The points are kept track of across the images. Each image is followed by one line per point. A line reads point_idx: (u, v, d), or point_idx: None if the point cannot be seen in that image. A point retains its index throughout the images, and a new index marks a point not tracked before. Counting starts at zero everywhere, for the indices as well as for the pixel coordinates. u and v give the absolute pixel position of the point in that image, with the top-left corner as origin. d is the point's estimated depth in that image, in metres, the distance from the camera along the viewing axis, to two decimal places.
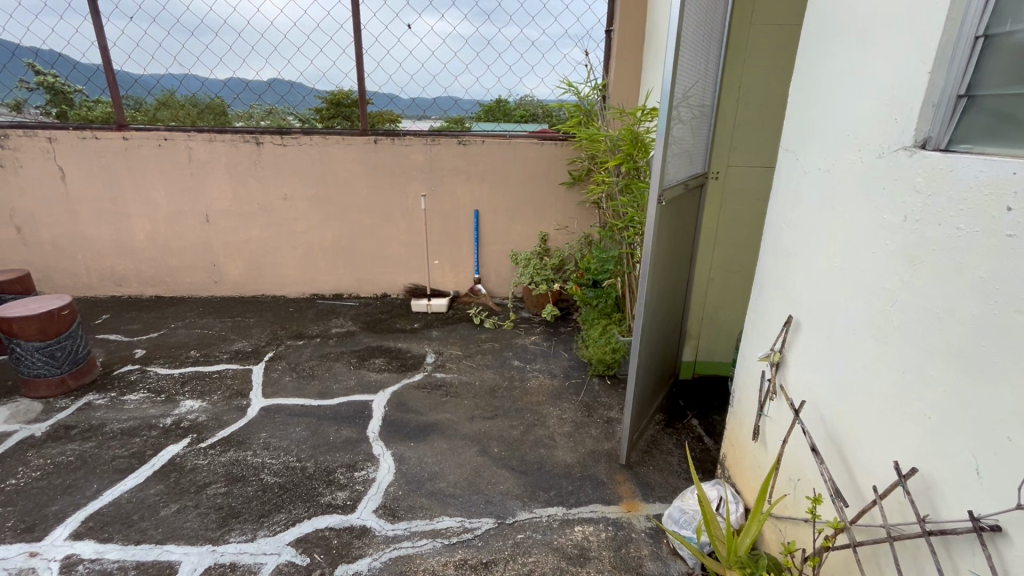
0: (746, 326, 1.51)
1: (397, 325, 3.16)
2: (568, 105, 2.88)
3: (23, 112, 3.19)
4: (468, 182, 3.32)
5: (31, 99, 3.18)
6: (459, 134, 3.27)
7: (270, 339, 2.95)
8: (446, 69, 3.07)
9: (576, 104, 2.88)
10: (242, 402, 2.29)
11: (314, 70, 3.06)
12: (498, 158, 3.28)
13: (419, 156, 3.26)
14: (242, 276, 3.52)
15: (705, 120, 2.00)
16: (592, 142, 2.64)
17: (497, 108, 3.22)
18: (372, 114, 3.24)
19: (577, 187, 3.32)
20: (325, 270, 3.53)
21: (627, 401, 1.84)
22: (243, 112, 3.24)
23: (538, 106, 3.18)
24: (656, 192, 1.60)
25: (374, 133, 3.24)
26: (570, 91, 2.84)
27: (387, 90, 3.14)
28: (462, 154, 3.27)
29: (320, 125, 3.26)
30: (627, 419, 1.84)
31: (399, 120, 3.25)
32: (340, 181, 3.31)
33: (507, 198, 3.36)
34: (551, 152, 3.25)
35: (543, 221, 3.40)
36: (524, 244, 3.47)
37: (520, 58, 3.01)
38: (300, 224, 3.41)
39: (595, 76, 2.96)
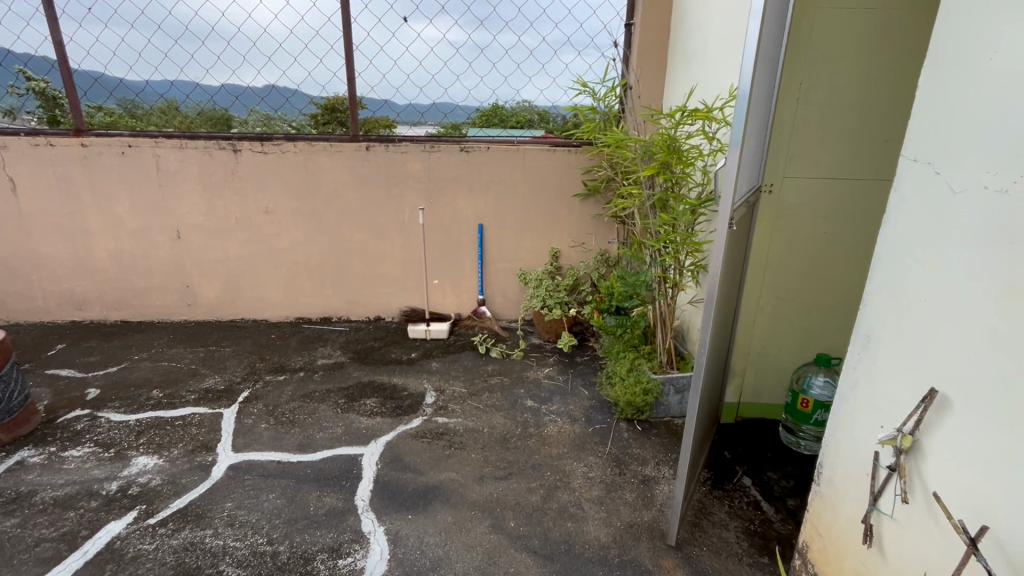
0: (841, 384, 1.18)
1: (391, 356, 2.80)
2: (582, 106, 2.55)
3: (17, 119, 2.82)
4: (471, 194, 2.98)
5: (23, 105, 2.81)
6: (463, 140, 2.91)
7: (247, 374, 2.58)
8: (446, 67, 2.73)
9: (590, 103, 2.53)
10: (207, 458, 1.93)
11: (297, 67, 2.72)
12: (505, 167, 2.94)
13: (416, 165, 2.92)
14: (219, 299, 3.15)
15: (763, 122, 1.65)
16: (616, 150, 2.30)
17: (497, 112, 2.89)
18: (362, 120, 2.88)
19: (593, 199, 2.99)
20: (312, 291, 3.17)
21: (681, 469, 1.48)
22: (218, 115, 2.87)
23: (539, 109, 2.86)
24: (728, 214, 1.24)
25: (366, 139, 2.88)
26: (587, 90, 2.49)
27: (379, 92, 2.80)
28: (464, 163, 2.92)
29: (314, 132, 2.92)
30: (679, 491, 1.48)
31: (395, 126, 2.89)
32: (329, 193, 2.96)
33: (515, 211, 3.02)
34: (564, 159, 2.92)
35: (554, 236, 3.06)
36: (534, 262, 3.12)
37: (529, 56, 2.71)
38: (282, 241, 3.05)
39: (613, 74, 2.58)
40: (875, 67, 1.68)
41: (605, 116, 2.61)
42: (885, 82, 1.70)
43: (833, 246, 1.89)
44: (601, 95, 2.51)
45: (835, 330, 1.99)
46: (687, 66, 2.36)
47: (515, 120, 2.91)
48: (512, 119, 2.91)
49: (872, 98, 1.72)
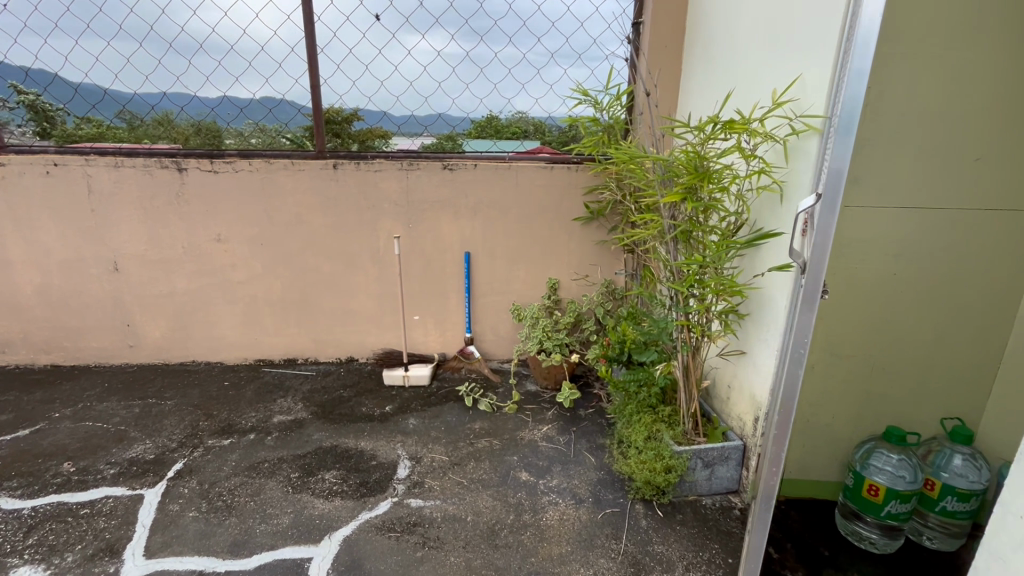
0: (993, 533, 0.79)
1: (361, 410, 2.38)
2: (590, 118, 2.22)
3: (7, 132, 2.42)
4: (456, 218, 2.60)
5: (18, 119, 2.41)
6: (448, 155, 2.53)
7: (185, 438, 2.14)
8: (427, 72, 2.37)
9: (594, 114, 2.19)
10: (108, 569, 1.49)
11: (252, 73, 2.33)
12: (495, 187, 2.55)
13: (392, 185, 2.53)
14: (165, 339, 2.73)
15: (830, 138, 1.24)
16: (629, 170, 1.92)
17: (491, 123, 2.52)
18: (353, 132, 2.51)
19: (596, 224, 2.61)
20: (274, 330, 2.75)
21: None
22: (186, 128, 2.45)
23: (533, 120, 2.48)
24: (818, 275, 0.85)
25: (334, 156, 2.49)
26: (590, 99, 2.17)
27: (350, 101, 2.42)
28: (448, 183, 2.54)
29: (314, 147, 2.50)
30: None
31: (392, 137, 2.50)
32: (291, 218, 2.56)
33: (507, 238, 2.63)
34: (562, 179, 2.54)
35: (552, 266, 2.67)
36: (529, 294, 2.73)
37: (522, 59, 2.36)
38: (238, 272, 2.64)
39: (617, 81, 2.24)
40: (962, 70, 1.31)
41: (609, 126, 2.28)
42: (975, 90, 1.32)
43: (905, 293, 1.50)
44: (607, 106, 2.19)
45: (903, 395, 1.59)
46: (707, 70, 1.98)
47: (512, 131, 2.54)
48: (509, 130, 2.53)
49: (959, 109, 1.34)
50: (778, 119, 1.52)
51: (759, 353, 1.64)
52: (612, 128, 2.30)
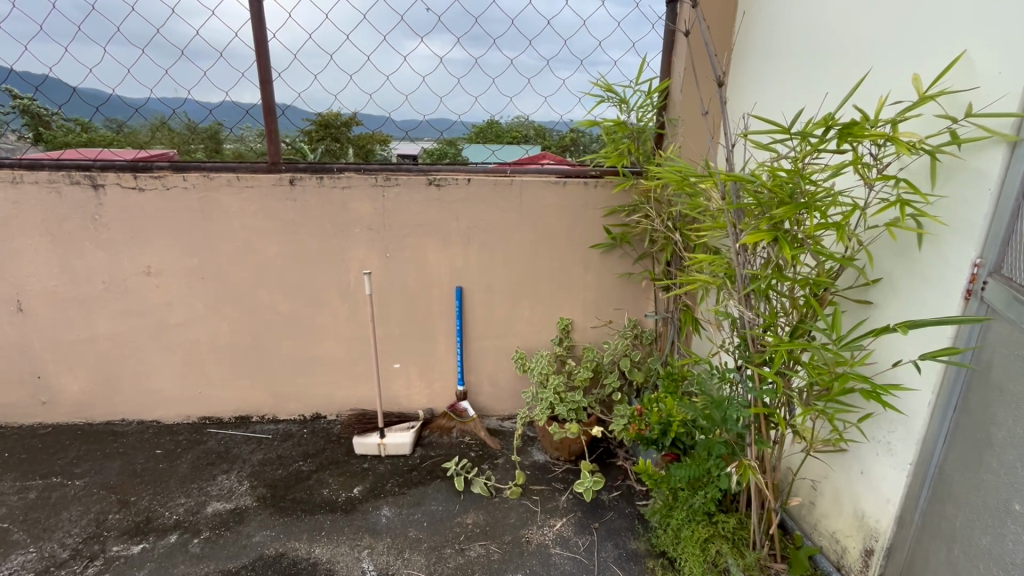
0: None
1: (322, 494, 1.86)
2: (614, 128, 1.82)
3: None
4: (445, 246, 2.09)
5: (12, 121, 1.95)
6: (455, 168, 2.02)
7: (82, 543, 1.62)
8: (407, 63, 1.89)
9: (615, 117, 1.80)
10: None
11: (185, 61, 1.86)
12: (493, 207, 2.04)
13: (364, 206, 2.02)
14: (86, 394, 2.21)
15: None
16: (676, 190, 1.43)
17: (493, 129, 2.04)
18: (352, 137, 2.05)
19: (618, 252, 2.10)
20: (221, 382, 2.23)
21: None
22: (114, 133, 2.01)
23: (537, 125, 2.04)
24: None
25: (291, 169, 1.98)
26: (615, 96, 1.78)
27: (315, 101, 1.93)
28: (434, 203, 2.03)
29: (309, 154, 2.06)
30: None
31: (392, 143, 2.04)
32: (238, 246, 2.05)
33: (508, 270, 2.13)
34: (576, 197, 2.03)
35: (563, 302, 2.17)
36: (534, 338, 2.23)
37: (528, 48, 1.89)
38: (174, 313, 2.12)
39: (647, 75, 1.83)
40: None
41: (635, 131, 1.84)
42: None
43: None
44: (636, 105, 1.80)
45: None
46: (766, 59, 1.49)
47: (513, 136, 2.08)
48: (510, 135, 2.07)
49: None
50: (914, 123, 1.04)
51: (875, 461, 1.14)
52: (638, 133, 1.86)
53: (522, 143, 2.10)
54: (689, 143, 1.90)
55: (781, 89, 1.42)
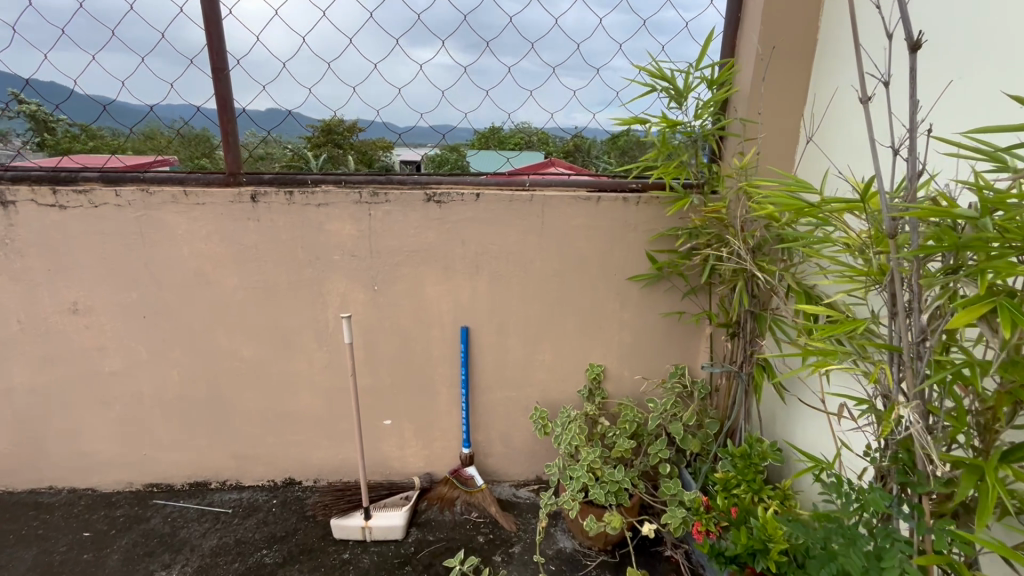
0: None
1: None
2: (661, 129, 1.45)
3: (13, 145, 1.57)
4: (447, 277, 1.67)
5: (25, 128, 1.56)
6: (457, 182, 1.61)
7: None
8: (399, 46, 1.49)
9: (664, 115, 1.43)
10: None
11: (116, 45, 1.49)
12: (507, 229, 1.62)
13: (345, 227, 1.60)
14: (4, 458, 1.79)
15: None
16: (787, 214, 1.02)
17: (495, 134, 1.60)
18: (355, 143, 1.60)
19: (663, 285, 1.69)
20: (170, 443, 1.81)
21: None
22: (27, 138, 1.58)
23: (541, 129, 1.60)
24: None
25: (253, 182, 1.57)
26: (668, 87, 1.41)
27: (286, 100, 1.52)
28: (434, 225, 1.61)
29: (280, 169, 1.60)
30: None
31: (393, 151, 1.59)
32: (187, 278, 1.63)
33: (525, 308, 1.71)
34: (612, 218, 1.62)
35: (593, 346, 1.76)
36: (557, 389, 1.81)
37: (553, 28, 1.50)
38: (110, 360, 1.71)
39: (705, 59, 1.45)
40: None
41: (688, 135, 1.46)
42: None
43: None
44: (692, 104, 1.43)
45: None
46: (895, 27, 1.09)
47: (515, 143, 1.61)
48: (512, 142, 1.61)
49: None
50: None
51: None
52: (694, 137, 1.46)
53: (528, 149, 1.63)
54: (768, 148, 1.48)
55: (969, 63, 0.95)
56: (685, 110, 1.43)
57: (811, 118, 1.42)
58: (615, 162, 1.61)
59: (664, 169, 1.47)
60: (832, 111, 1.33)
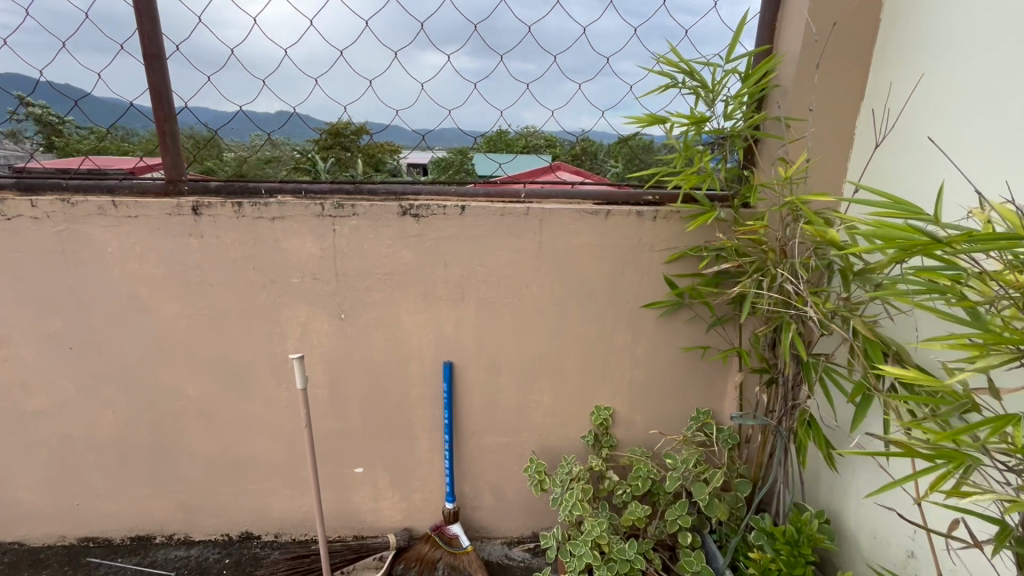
0: None
1: None
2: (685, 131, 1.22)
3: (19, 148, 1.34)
4: (427, 304, 1.41)
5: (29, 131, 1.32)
6: (441, 193, 1.36)
7: None
8: (370, 29, 1.23)
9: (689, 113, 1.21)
10: None
11: (30, 25, 1.24)
12: (498, 248, 1.36)
13: (306, 245, 1.35)
14: None
15: None
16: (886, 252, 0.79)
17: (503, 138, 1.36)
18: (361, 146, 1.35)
19: (684, 315, 1.43)
20: (107, 492, 1.56)
21: None
22: None
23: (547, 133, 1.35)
24: None
25: (198, 192, 1.32)
26: (693, 80, 1.19)
27: (238, 95, 1.28)
28: (411, 243, 1.35)
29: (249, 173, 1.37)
30: None
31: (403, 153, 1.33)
32: (120, 304, 1.38)
33: (520, 341, 1.45)
34: (623, 236, 1.36)
35: (600, 385, 1.49)
36: (557, 435, 1.54)
37: (557, 9, 1.24)
38: (34, 398, 1.46)
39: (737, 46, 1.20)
40: None
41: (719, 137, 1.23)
42: None
43: None
44: (726, 96, 1.21)
45: None
46: None
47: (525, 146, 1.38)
48: (518, 143, 1.37)
49: None
50: None
51: None
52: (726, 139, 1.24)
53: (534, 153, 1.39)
54: (817, 151, 1.22)
55: None
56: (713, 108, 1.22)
57: (884, 114, 1.13)
58: (622, 165, 1.40)
59: (690, 177, 1.24)
60: (915, 103, 1.04)
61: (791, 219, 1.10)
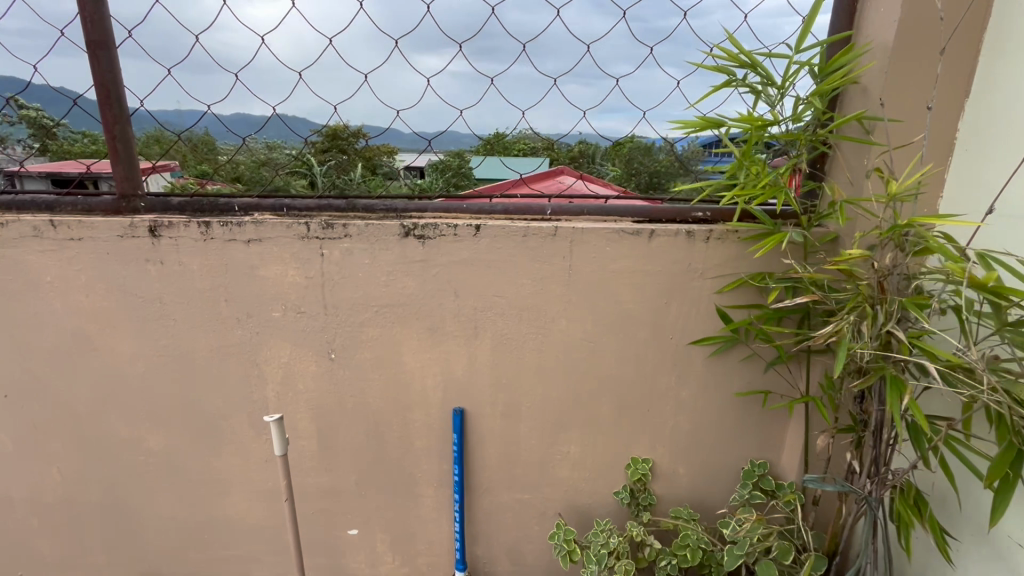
0: None
1: None
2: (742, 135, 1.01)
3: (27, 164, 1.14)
4: (433, 341, 1.18)
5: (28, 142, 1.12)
6: (451, 206, 1.14)
7: None
8: (364, 11, 1.00)
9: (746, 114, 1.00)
10: None
11: None
12: (519, 275, 1.13)
13: (288, 272, 1.12)
14: None
15: None
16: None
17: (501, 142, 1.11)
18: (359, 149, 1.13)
19: (739, 352, 1.20)
20: (56, 561, 1.33)
21: None
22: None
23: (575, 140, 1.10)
24: None
25: (157, 209, 1.10)
26: (754, 74, 0.99)
27: (202, 91, 1.05)
28: (414, 270, 1.12)
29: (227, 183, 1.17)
30: None
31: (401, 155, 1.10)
32: (64, 344, 1.15)
33: (543, 384, 1.22)
34: (669, 261, 1.13)
35: (637, 434, 1.27)
36: (586, 490, 1.31)
37: None
38: None
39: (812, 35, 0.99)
40: None
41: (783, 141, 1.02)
42: None
43: None
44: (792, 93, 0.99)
45: None
46: None
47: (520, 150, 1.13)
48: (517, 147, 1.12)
49: None
50: None
51: None
52: (791, 144, 1.03)
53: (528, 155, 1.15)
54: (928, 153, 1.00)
55: None
56: (777, 107, 1.00)
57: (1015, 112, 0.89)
58: (620, 169, 1.19)
59: (748, 191, 1.02)
60: None
61: (892, 245, 0.88)
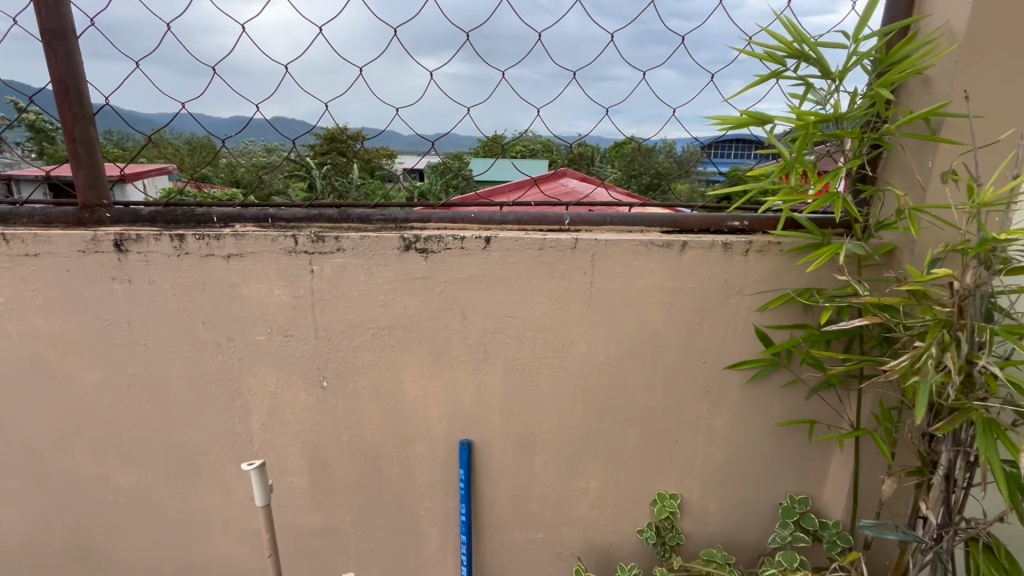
0: None
1: None
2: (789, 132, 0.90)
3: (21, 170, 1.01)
4: (437, 367, 1.05)
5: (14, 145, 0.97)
6: (457, 216, 1.02)
7: None
8: None
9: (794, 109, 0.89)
10: None
11: None
12: (535, 292, 1.00)
13: (273, 291, 0.99)
14: None
15: None
16: None
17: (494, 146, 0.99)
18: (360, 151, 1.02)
19: (779, 377, 1.08)
20: None
21: None
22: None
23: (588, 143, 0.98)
24: None
25: (127, 223, 0.98)
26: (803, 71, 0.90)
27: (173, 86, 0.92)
28: (416, 287, 0.99)
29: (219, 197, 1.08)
30: None
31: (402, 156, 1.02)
32: (22, 373, 1.02)
33: (560, 413, 1.09)
34: (703, 277, 1.01)
35: (664, 468, 1.14)
36: (607, 529, 1.18)
37: None
38: None
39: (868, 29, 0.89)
40: None
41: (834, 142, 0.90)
42: None
43: None
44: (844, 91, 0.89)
45: None
46: None
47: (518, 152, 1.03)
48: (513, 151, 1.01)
49: None
50: None
51: None
52: (842, 146, 0.91)
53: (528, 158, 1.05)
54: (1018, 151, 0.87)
55: None
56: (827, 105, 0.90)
57: None
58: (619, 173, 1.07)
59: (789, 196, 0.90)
60: None
61: (976, 262, 0.75)
